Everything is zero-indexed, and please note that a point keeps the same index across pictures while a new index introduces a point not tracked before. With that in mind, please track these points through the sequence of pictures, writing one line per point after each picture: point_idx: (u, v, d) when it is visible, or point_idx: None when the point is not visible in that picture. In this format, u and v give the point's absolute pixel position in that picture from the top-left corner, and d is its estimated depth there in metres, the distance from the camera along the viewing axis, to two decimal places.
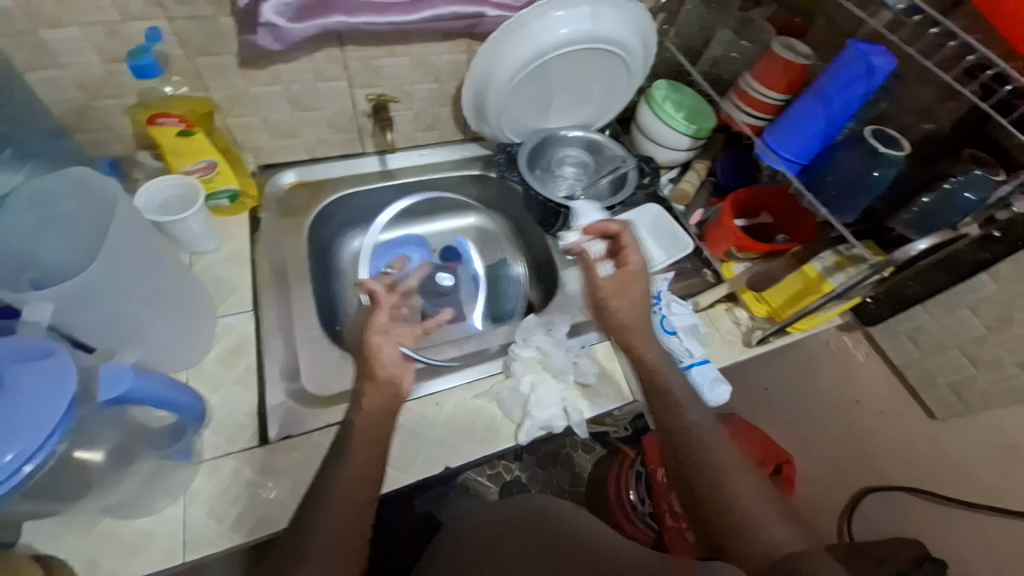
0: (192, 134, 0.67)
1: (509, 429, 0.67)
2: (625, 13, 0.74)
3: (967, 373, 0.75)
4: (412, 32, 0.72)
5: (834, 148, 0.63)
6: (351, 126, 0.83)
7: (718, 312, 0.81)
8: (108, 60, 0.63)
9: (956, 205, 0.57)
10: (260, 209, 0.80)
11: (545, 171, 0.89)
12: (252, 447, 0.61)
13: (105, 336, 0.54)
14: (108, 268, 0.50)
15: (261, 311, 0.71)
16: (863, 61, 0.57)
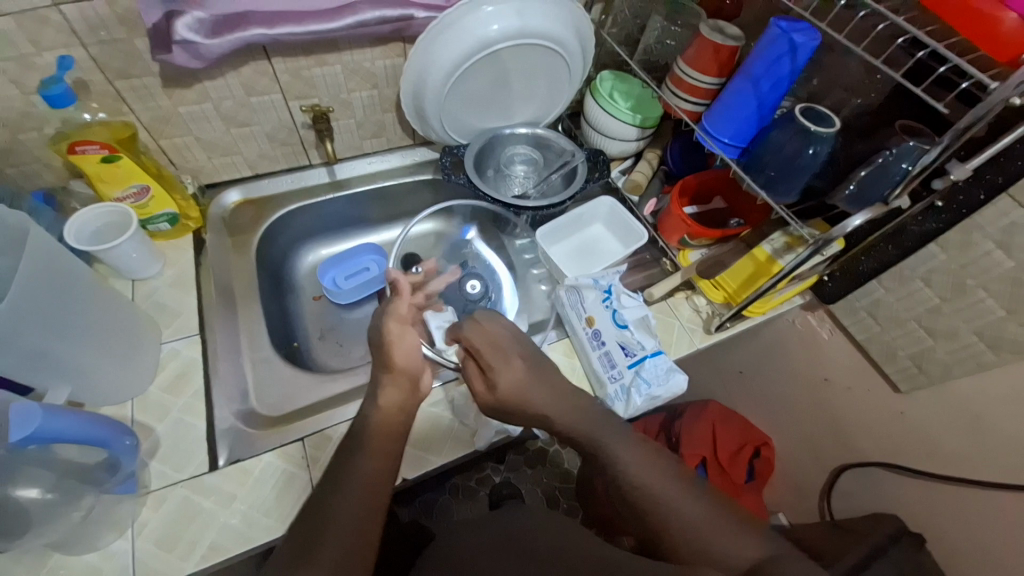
0: (115, 160, 0.65)
1: (466, 436, 0.65)
2: (555, 5, 0.73)
3: (925, 344, 0.73)
4: (341, 39, 0.70)
5: (770, 128, 0.63)
6: (292, 139, 0.82)
7: (678, 301, 0.81)
8: (27, 92, 0.61)
9: (892, 175, 0.55)
10: (204, 230, 0.79)
11: (497, 171, 0.89)
12: (201, 474, 0.58)
13: (32, 374, 0.53)
14: (21, 303, 0.50)
15: (207, 334, 0.69)
16: (784, 38, 0.56)
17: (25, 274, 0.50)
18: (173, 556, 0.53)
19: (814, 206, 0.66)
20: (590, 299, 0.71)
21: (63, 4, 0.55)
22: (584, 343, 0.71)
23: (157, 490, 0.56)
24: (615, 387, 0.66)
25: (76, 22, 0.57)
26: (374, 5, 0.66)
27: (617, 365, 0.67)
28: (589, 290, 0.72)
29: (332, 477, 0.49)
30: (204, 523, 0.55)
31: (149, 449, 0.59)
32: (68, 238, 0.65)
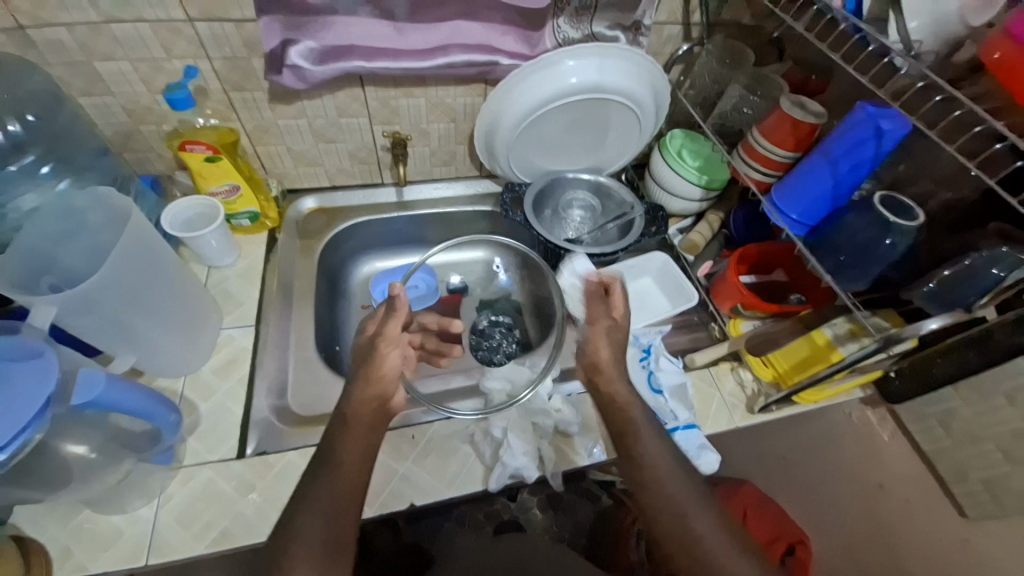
0: (217, 160, 0.73)
1: (479, 472, 0.64)
2: (635, 65, 0.75)
3: (1004, 470, 0.67)
4: (429, 76, 0.76)
5: (844, 210, 0.60)
6: (371, 158, 0.88)
7: (722, 372, 0.77)
8: (153, 91, 0.70)
9: (981, 280, 0.51)
10: (278, 230, 0.86)
11: (555, 213, 0.90)
12: (228, 459, 0.61)
13: (111, 344, 0.59)
14: (113, 276, 0.56)
15: (262, 326, 0.74)
16: (870, 122, 0.54)
17: (121, 251, 0.57)
18: (189, 533, 0.56)
19: (885, 298, 0.62)
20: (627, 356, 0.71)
21: (198, 22, 0.64)
22: None
23: (187, 467, 0.60)
24: None
25: (206, 39, 0.66)
26: (464, 48, 0.71)
27: None
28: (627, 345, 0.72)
29: (343, 479, 0.51)
30: (222, 507, 0.58)
31: (190, 425, 0.63)
32: (164, 223, 0.73)
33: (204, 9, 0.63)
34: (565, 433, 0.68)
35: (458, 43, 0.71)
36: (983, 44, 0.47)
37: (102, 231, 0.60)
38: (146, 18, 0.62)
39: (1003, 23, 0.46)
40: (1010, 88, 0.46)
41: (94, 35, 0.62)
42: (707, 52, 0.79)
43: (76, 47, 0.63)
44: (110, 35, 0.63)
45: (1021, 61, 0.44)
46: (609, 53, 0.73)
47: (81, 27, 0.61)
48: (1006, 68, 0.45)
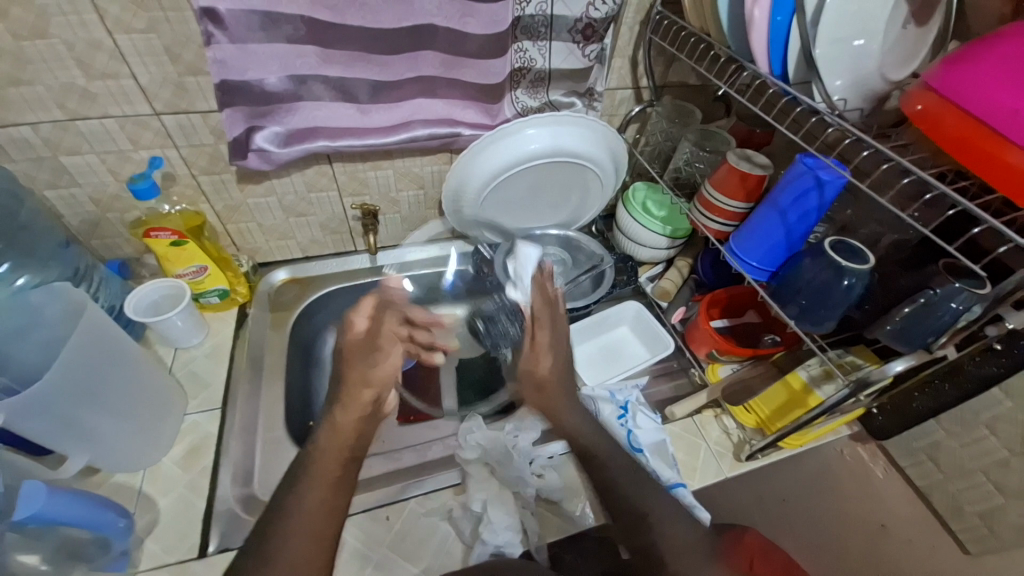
0: (183, 244, 0.73)
1: (459, 551, 0.61)
2: (591, 129, 0.78)
3: (997, 502, 0.66)
4: (394, 150, 0.78)
5: (799, 255, 0.61)
6: (342, 228, 0.89)
7: (706, 419, 0.76)
8: (120, 180, 0.71)
9: (938, 315, 0.51)
10: (249, 305, 0.85)
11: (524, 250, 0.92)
12: (188, 560, 0.57)
13: (62, 445, 0.56)
14: (67, 369, 0.55)
15: (229, 408, 0.71)
16: (811, 174, 0.57)
17: (76, 343, 0.56)
18: None
19: (851, 337, 0.64)
20: (606, 414, 0.69)
21: (165, 115, 0.66)
22: (596, 461, 0.67)
23: (143, 572, 0.56)
24: None
25: (173, 130, 0.68)
26: (426, 123, 0.75)
27: None
28: (605, 403, 0.70)
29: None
30: None
31: (147, 524, 0.59)
32: (128, 309, 0.72)
33: (171, 103, 0.65)
34: (548, 500, 0.65)
35: (419, 119, 0.74)
36: (906, 96, 0.49)
37: (58, 327, 0.59)
38: (113, 113, 0.64)
39: (924, 77, 0.48)
40: (935, 136, 0.47)
41: (59, 131, 0.64)
42: (657, 112, 0.83)
43: (40, 142, 0.64)
44: (76, 131, 0.65)
45: (942, 112, 0.46)
46: (565, 119, 0.76)
47: (44, 124, 0.63)
48: (929, 118, 0.47)
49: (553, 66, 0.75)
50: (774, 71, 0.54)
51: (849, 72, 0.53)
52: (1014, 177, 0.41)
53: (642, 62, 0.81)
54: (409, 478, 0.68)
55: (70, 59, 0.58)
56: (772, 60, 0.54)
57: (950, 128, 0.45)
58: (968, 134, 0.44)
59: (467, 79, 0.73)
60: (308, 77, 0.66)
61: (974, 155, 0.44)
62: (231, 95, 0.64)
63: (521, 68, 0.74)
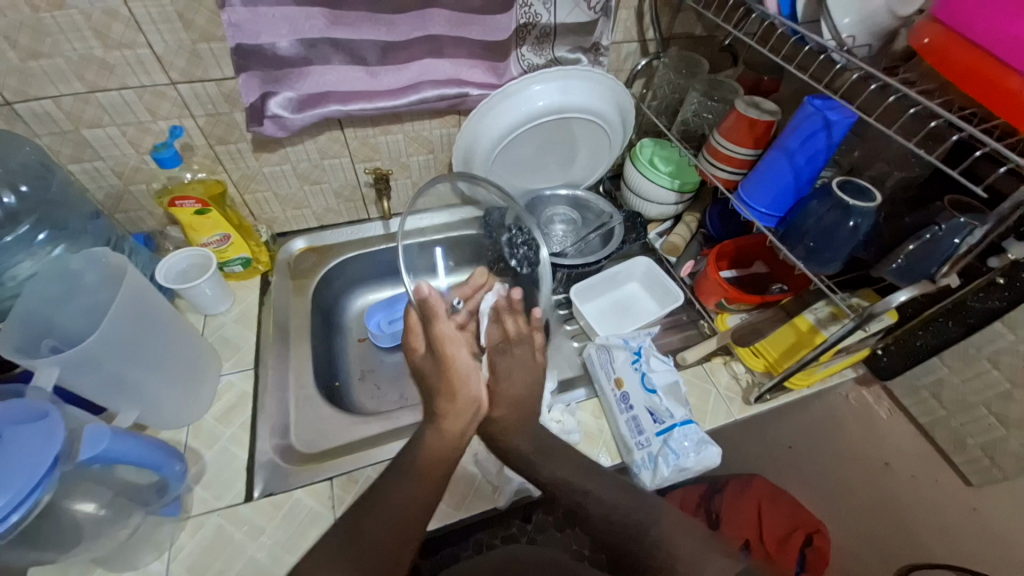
0: (206, 212, 0.76)
1: (486, 491, 0.65)
2: (597, 84, 0.79)
3: (998, 434, 0.69)
4: (404, 113, 0.79)
5: (807, 198, 0.63)
6: (355, 195, 0.91)
7: (715, 366, 0.79)
8: (141, 152, 0.73)
9: (943, 249, 0.53)
10: (271, 273, 0.88)
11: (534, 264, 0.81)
12: (236, 504, 0.62)
13: (113, 399, 0.60)
14: (116, 329, 0.58)
15: (261, 368, 0.75)
16: (818, 115, 0.57)
17: (120, 306, 0.59)
18: None
19: (861, 277, 0.66)
20: (620, 360, 0.71)
21: (180, 83, 0.67)
22: (612, 405, 0.70)
23: (195, 516, 0.61)
24: (643, 455, 0.64)
25: (189, 99, 0.69)
26: (434, 84, 0.75)
27: (645, 432, 0.65)
28: (618, 350, 0.72)
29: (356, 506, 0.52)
30: (237, 552, 0.58)
31: (196, 473, 0.64)
32: (158, 277, 0.75)
33: (185, 71, 0.66)
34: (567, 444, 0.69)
35: (427, 80, 0.75)
36: (915, 32, 0.50)
37: (102, 291, 0.63)
38: (130, 84, 0.66)
39: (931, 10, 0.49)
40: (941, 69, 0.48)
41: (80, 104, 0.66)
42: (663, 65, 0.84)
43: (61, 116, 0.66)
44: (95, 103, 0.66)
45: (949, 43, 0.47)
46: (574, 75, 0.77)
47: (64, 96, 0.64)
48: (937, 51, 0.48)
49: (559, 21, 0.75)
50: (784, 12, 0.56)
51: (858, 9, 0.53)
52: (1014, 101, 0.42)
53: (648, 13, 0.80)
54: None
55: (87, 29, 0.60)
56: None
57: (958, 57, 0.46)
58: (975, 63, 0.45)
59: (474, 36, 0.73)
60: (318, 41, 0.67)
61: (978, 84, 0.45)
62: (246, 60, 0.65)
63: (527, 24, 0.74)
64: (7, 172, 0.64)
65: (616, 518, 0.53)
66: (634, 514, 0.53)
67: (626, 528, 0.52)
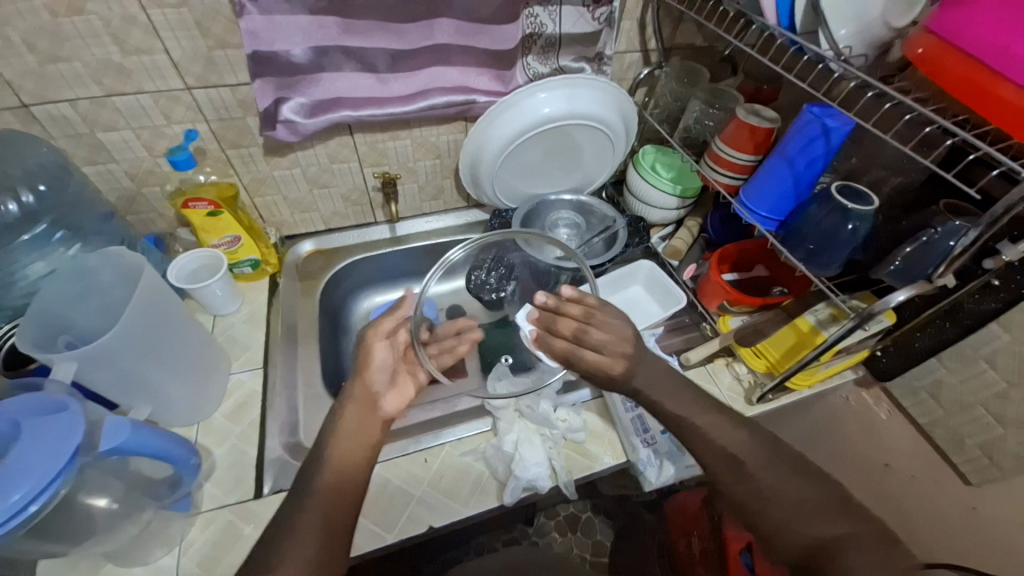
0: (219, 215, 0.77)
1: (493, 488, 0.66)
2: (601, 92, 0.81)
3: (998, 433, 0.70)
4: (413, 119, 0.81)
5: (807, 202, 0.65)
6: (363, 200, 0.93)
7: (718, 367, 0.80)
8: (155, 155, 0.75)
9: (939, 251, 0.54)
10: (279, 275, 0.89)
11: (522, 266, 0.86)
12: (246, 500, 0.62)
13: (127, 396, 0.61)
14: (131, 326, 0.59)
15: (270, 368, 0.76)
16: (817, 122, 0.60)
17: (136, 302, 0.60)
18: None
19: (860, 279, 0.67)
20: None
21: (195, 89, 0.69)
22: (617, 404, 0.71)
23: (206, 512, 0.61)
24: (650, 452, 0.67)
25: (203, 104, 0.71)
26: (442, 91, 0.77)
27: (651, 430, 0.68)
28: None
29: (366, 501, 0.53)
30: (246, 548, 0.59)
31: (206, 470, 0.64)
32: (170, 276, 0.77)
33: (201, 76, 0.68)
34: (572, 442, 0.70)
35: (436, 86, 0.77)
36: (909, 42, 0.52)
37: (118, 289, 0.64)
38: (147, 89, 0.67)
39: (924, 22, 0.51)
40: (935, 77, 0.50)
41: (97, 107, 0.67)
42: (666, 74, 0.86)
43: (78, 119, 0.67)
44: (112, 107, 0.68)
45: (942, 53, 0.49)
46: (578, 83, 0.79)
47: (82, 100, 0.66)
48: (930, 61, 0.50)
49: (564, 31, 0.77)
50: (783, 23, 0.58)
51: (854, 21, 0.55)
52: (1004, 107, 0.44)
53: (650, 24, 0.83)
54: (437, 427, 0.73)
55: (106, 35, 0.61)
56: (779, 11, 0.57)
57: (951, 66, 0.48)
58: (967, 71, 0.47)
59: (481, 45, 0.75)
60: (330, 48, 0.68)
61: (970, 91, 0.47)
62: (261, 66, 0.67)
63: (533, 33, 0.76)
64: (26, 172, 0.65)
65: (749, 453, 0.55)
66: (751, 453, 0.55)
67: (753, 460, 0.54)
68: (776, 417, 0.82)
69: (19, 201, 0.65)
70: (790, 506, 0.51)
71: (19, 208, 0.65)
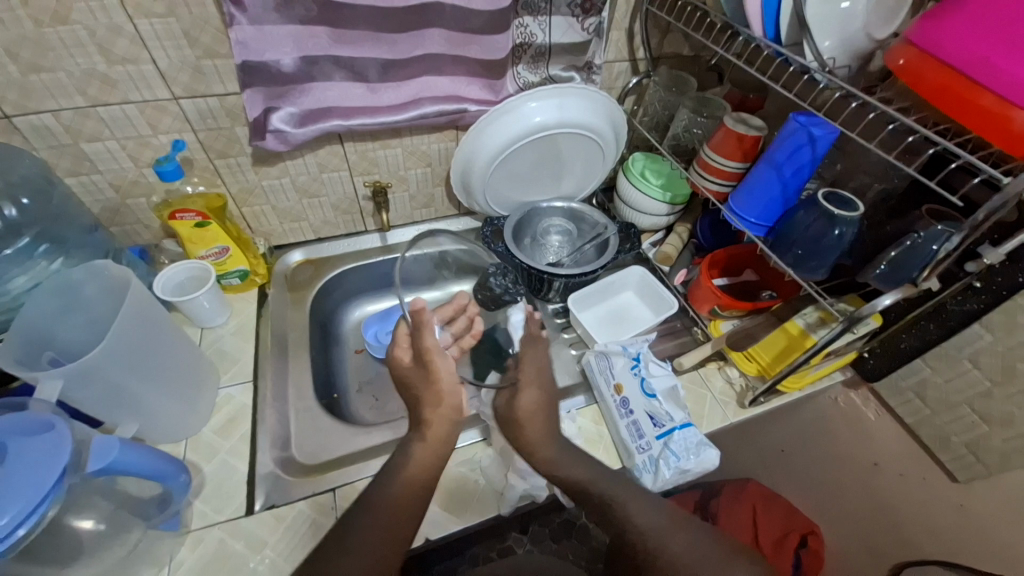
0: (206, 225, 0.76)
1: (490, 498, 0.65)
2: (591, 100, 0.82)
3: (980, 432, 0.71)
4: (403, 128, 0.81)
5: (794, 209, 0.66)
6: (353, 208, 0.92)
7: (710, 371, 0.81)
8: (140, 165, 0.73)
9: (923, 254, 0.55)
10: (268, 286, 0.88)
11: (521, 275, 0.87)
12: (237, 517, 0.61)
13: (115, 413, 0.60)
14: (120, 342, 0.58)
15: (260, 380, 0.74)
16: (803, 130, 0.61)
17: (124, 317, 0.58)
18: None
19: (845, 283, 0.68)
20: (619, 366, 0.73)
21: (182, 99, 0.68)
22: (612, 410, 0.71)
23: (195, 530, 0.59)
24: (645, 458, 0.66)
25: (191, 114, 0.70)
26: (433, 100, 0.77)
27: (646, 436, 0.67)
28: (618, 356, 0.74)
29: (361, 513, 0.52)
30: (238, 566, 0.57)
31: (196, 487, 0.63)
32: (155, 289, 0.75)
33: (188, 86, 0.67)
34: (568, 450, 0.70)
35: (426, 96, 0.77)
36: (890, 53, 0.54)
37: (105, 303, 0.63)
38: (133, 99, 0.66)
39: (904, 34, 0.53)
40: (916, 88, 0.52)
41: (80, 118, 0.66)
42: (655, 83, 0.87)
43: (60, 130, 0.66)
44: (96, 117, 0.66)
45: (922, 64, 0.50)
46: (568, 92, 0.80)
47: (65, 111, 0.64)
48: (910, 72, 0.52)
49: (554, 41, 0.78)
50: (768, 35, 0.59)
51: (837, 33, 0.57)
52: (986, 115, 0.46)
53: (638, 34, 0.84)
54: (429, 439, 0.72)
55: (91, 45, 0.60)
56: (766, 23, 0.58)
57: (931, 77, 0.50)
58: (946, 82, 0.49)
59: (472, 55, 0.75)
60: (320, 58, 0.68)
61: (950, 100, 0.48)
62: (250, 75, 0.66)
63: (523, 43, 0.77)
64: (9, 184, 0.64)
65: (647, 525, 0.54)
66: (661, 525, 0.54)
67: (658, 532, 0.53)
68: (766, 419, 0.84)
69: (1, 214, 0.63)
70: (711, 564, 0.50)
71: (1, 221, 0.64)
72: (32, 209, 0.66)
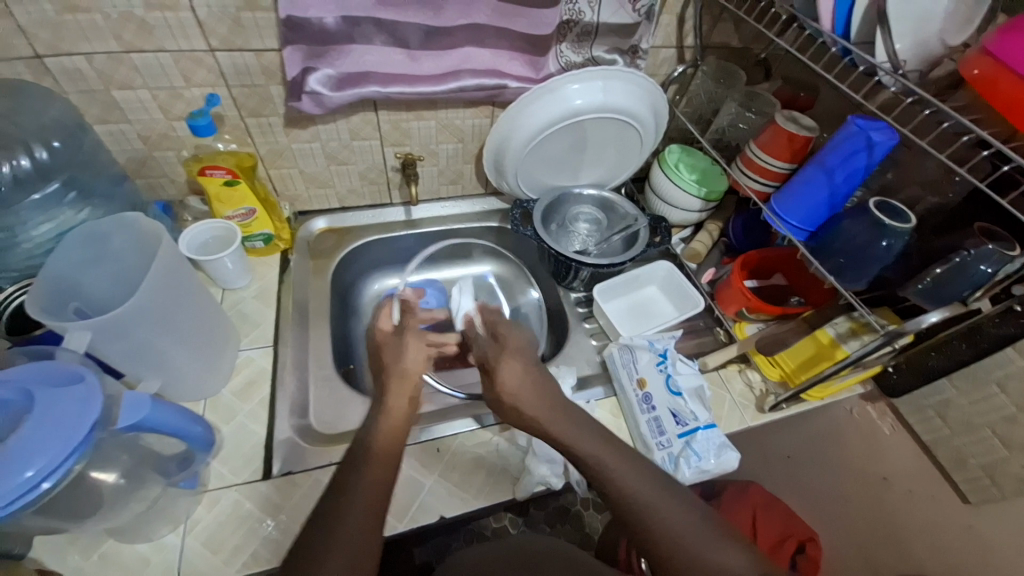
0: (235, 184, 0.75)
1: (505, 482, 0.65)
2: (634, 86, 0.79)
3: (1002, 455, 0.68)
4: (440, 100, 0.78)
5: (841, 216, 0.64)
6: (380, 178, 0.90)
7: (730, 373, 0.80)
8: (171, 117, 0.71)
9: (971, 274, 0.54)
10: (291, 251, 0.86)
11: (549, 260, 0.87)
12: (255, 481, 0.61)
13: (138, 368, 0.59)
14: (149, 298, 0.57)
15: (280, 346, 0.74)
16: (862, 135, 0.59)
17: (154, 272, 0.58)
18: (219, 557, 0.55)
19: (885, 296, 0.66)
20: (644, 361, 0.72)
21: (219, 52, 0.66)
22: (633, 405, 0.71)
23: (213, 490, 0.60)
24: (664, 455, 0.66)
25: (226, 68, 0.68)
26: (474, 73, 0.74)
27: (667, 433, 0.67)
28: (642, 351, 0.73)
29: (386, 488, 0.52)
30: (253, 530, 0.57)
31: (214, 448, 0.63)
32: (180, 246, 0.74)
33: (226, 39, 0.65)
34: None
35: (467, 68, 0.74)
36: (963, 62, 0.51)
37: (133, 256, 0.62)
38: (168, 48, 0.64)
39: (980, 44, 0.50)
40: (989, 99, 0.49)
41: (113, 63, 0.64)
42: (703, 73, 0.85)
43: (92, 74, 0.64)
44: (129, 64, 0.64)
45: (998, 76, 0.48)
46: (612, 75, 0.77)
47: (97, 54, 0.62)
48: (985, 82, 0.49)
49: (602, 20, 0.75)
50: (837, 31, 0.57)
51: (911, 35, 0.55)
52: None
53: (690, 19, 0.80)
54: (444, 419, 0.72)
55: None
56: (836, 19, 0.56)
57: (1006, 90, 0.47)
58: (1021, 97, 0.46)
59: (517, 29, 0.72)
60: (362, 19, 0.66)
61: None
62: (293, 32, 0.64)
63: (570, 20, 0.74)
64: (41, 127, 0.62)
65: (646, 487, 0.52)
66: (652, 492, 0.52)
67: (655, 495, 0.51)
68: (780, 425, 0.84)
69: (33, 157, 0.62)
70: (695, 544, 0.48)
71: (32, 164, 0.62)
72: (62, 153, 0.64)
